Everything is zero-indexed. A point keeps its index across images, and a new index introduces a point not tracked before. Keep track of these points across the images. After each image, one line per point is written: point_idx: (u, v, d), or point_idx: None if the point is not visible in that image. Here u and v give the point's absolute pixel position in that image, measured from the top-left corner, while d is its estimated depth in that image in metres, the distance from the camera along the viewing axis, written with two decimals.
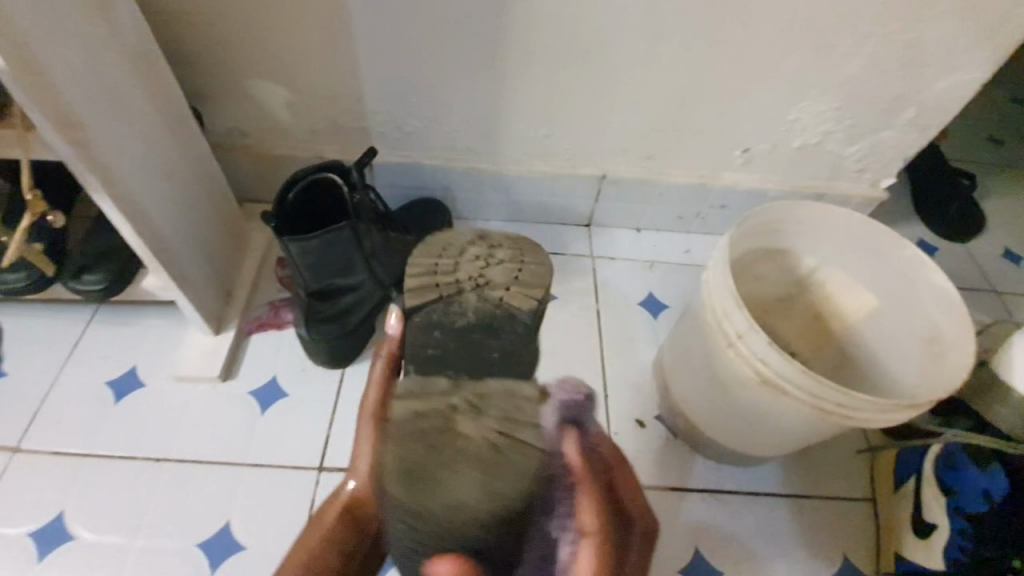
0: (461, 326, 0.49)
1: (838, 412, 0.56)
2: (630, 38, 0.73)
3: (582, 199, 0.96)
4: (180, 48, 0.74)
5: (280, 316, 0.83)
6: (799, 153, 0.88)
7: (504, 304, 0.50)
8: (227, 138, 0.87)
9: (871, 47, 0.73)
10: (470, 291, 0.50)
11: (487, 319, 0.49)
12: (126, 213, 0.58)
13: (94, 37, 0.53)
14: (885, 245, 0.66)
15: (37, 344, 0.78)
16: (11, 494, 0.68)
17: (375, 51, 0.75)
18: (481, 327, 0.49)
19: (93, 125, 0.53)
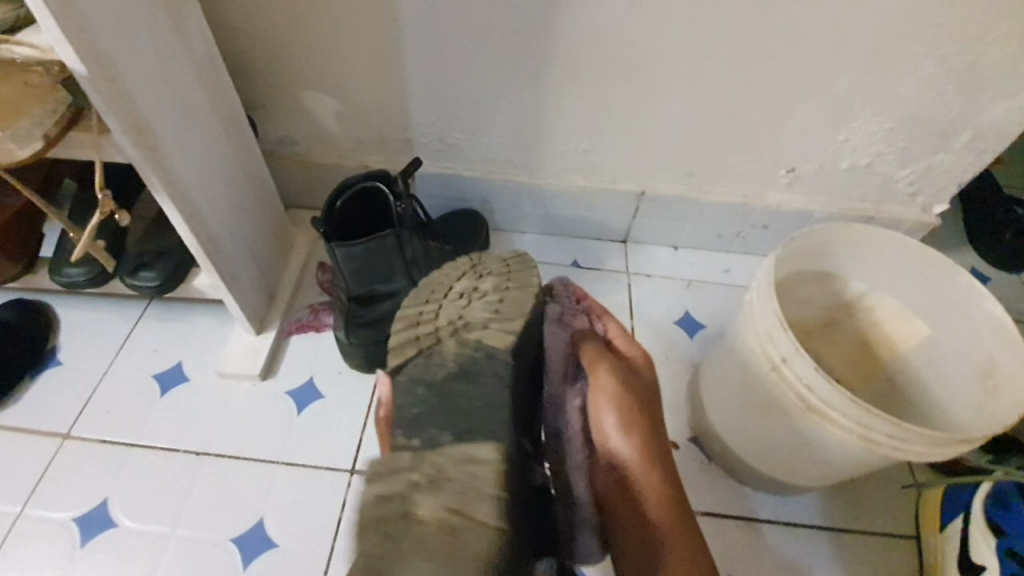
0: (441, 379, 0.46)
1: (886, 443, 0.54)
2: (676, 55, 0.73)
3: (620, 215, 0.95)
4: (241, 59, 0.78)
5: (320, 319, 0.85)
6: (847, 175, 0.86)
7: (482, 344, 0.47)
8: (279, 145, 0.90)
9: (928, 69, 0.72)
10: (449, 333, 0.48)
11: (466, 365, 0.46)
12: (186, 215, 0.61)
13: (164, 47, 0.56)
14: (940, 272, 0.64)
15: (92, 336, 0.82)
16: (59, 480, 0.71)
17: (424, 65, 0.77)
18: (459, 376, 0.46)
19: (160, 131, 0.56)
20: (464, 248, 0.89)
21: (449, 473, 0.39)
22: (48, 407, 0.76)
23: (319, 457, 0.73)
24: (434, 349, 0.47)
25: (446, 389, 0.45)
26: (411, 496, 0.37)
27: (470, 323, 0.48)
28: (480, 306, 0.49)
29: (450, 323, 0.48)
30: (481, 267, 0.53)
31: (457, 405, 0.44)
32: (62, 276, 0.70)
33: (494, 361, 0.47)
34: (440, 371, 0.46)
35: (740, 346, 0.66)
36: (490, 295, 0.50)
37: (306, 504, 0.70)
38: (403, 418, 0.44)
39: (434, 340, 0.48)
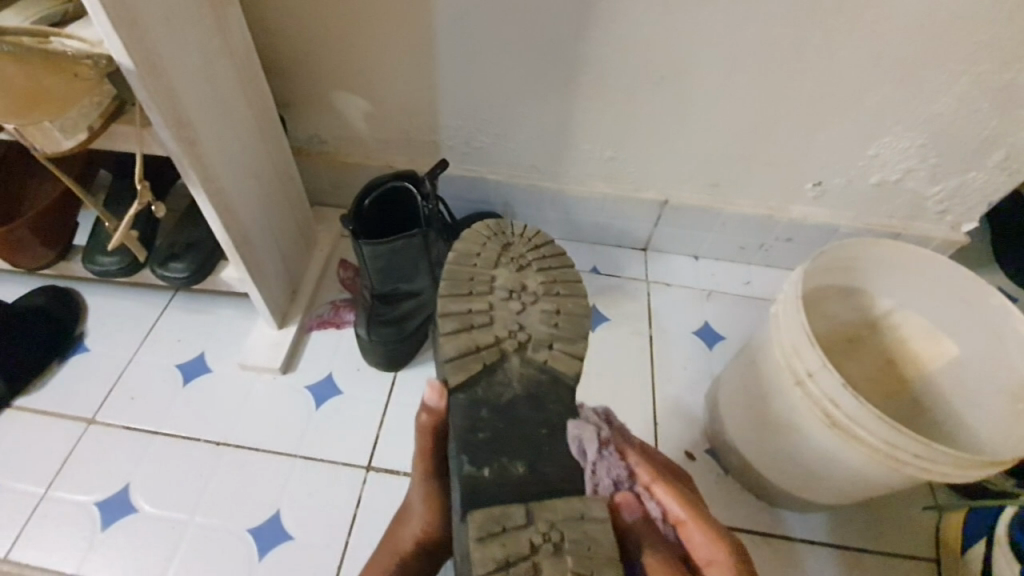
0: (508, 400, 0.48)
1: (913, 464, 0.53)
2: (707, 65, 0.73)
3: (642, 223, 0.95)
4: (275, 58, 0.79)
5: (341, 315, 0.86)
6: (875, 190, 0.85)
7: (550, 367, 0.50)
8: (307, 143, 0.91)
9: (963, 86, 0.71)
10: (512, 347, 0.50)
11: (533, 389, 0.49)
12: (219, 209, 0.62)
13: (206, 47, 0.57)
14: (973, 292, 0.63)
15: (119, 323, 0.84)
16: (83, 463, 0.72)
17: (455, 69, 0.78)
18: (527, 399, 0.48)
19: (198, 127, 0.57)
20: None
21: (567, 534, 0.42)
22: (75, 392, 0.78)
23: (336, 452, 0.74)
24: (498, 364, 0.49)
25: (513, 412, 0.48)
26: (535, 559, 0.41)
27: (532, 339, 0.50)
28: (537, 317, 0.51)
29: (511, 335, 0.50)
30: (513, 252, 0.54)
31: (524, 428, 0.47)
32: (95, 264, 0.72)
33: (560, 386, 0.50)
34: (507, 390, 0.49)
35: (763, 359, 0.66)
36: (542, 301, 0.52)
37: (322, 498, 0.71)
38: (468, 442, 0.46)
39: (496, 354, 0.49)
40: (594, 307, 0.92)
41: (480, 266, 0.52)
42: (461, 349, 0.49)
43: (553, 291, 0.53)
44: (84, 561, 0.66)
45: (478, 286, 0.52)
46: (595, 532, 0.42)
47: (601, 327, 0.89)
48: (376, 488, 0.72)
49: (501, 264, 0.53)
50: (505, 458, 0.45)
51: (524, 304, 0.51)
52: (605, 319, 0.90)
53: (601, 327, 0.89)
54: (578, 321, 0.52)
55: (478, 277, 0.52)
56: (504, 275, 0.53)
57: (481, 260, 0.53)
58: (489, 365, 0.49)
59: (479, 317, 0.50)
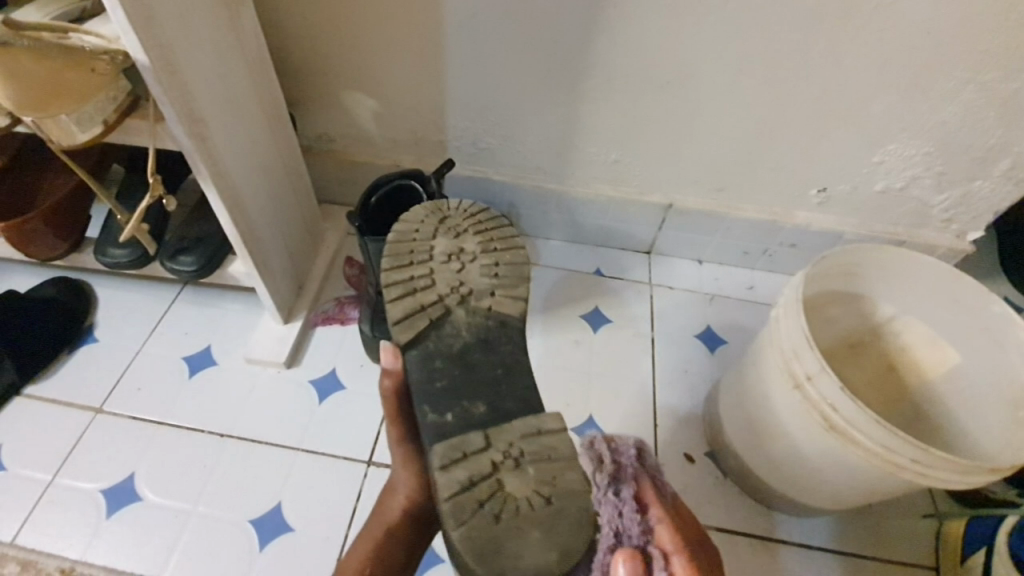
0: (460, 349, 0.50)
1: (912, 469, 0.53)
2: (712, 70, 0.73)
3: (646, 226, 0.96)
4: (286, 56, 0.81)
5: (346, 312, 0.87)
6: (880, 197, 0.85)
7: (495, 312, 0.52)
8: (315, 141, 0.93)
9: (969, 94, 0.71)
10: (456, 301, 0.52)
11: (481, 335, 0.51)
12: (228, 204, 0.63)
13: (219, 44, 0.58)
14: (974, 300, 0.63)
15: (128, 316, 0.85)
16: (90, 451, 0.74)
17: (463, 70, 0.79)
18: (478, 344, 0.51)
19: (210, 122, 0.58)
20: None
21: (525, 449, 0.43)
22: (83, 381, 0.79)
23: (338, 446, 0.75)
24: (446, 319, 0.51)
25: (466, 357, 0.50)
26: (498, 477, 0.42)
27: (474, 292, 0.52)
28: (477, 270, 0.54)
29: (454, 290, 0.52)
30: (451, 223, 0.56)
31: (478, 370, 0.49)
32: (106, 256, 0.73)
33: (507, 328, 0.52)
34: (457, 341, 0.51)
35: (763, 362, 0.66)
36: (480, 258, 0.54)
37: (323, 491, 0.72)
38: (428, 393, 0.48)
39: (442, 310, 0.51)
40: (596, 308, 0.92)
41: (419, 238, 0.54)
42: (407, 309, 0.51)
43: (491, 248, 0.55)
44: (89, 547, 0.67)
45: (419, 253, 0.54)
46: (554, 445, 0.44)
47: (602, 328, 0.90)
48: (376, 483, 0.72)
49: (439, 233, 0.55)
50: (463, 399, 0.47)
51: (464, 262, 0.54)
52: (607, 320, 0.91)
53: (604, 328, 0.90)
54: (517, 267, 0.55)
55: (418, 248, 0.54)
56: (443, 242, 0.55)
57: (420, 232, 0.55)
58: (438, 320, 0.51)
59: (421, 281, 0.52)
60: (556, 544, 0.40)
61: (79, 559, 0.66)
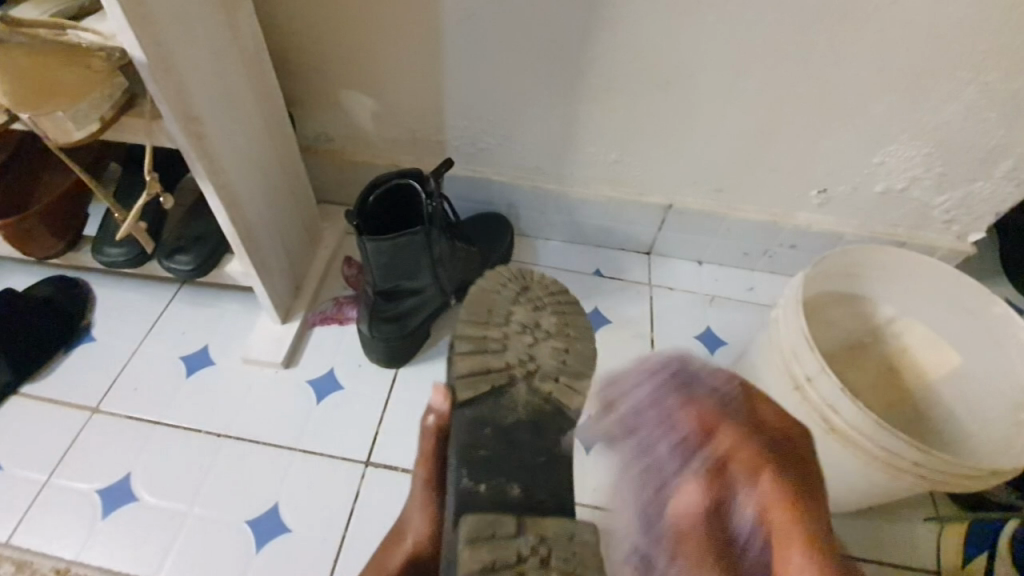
0: (512, 424, 0.48)
1: (912, 471, 0.53)
2: (713, 70, 0.73)
3: (646, 227, 0.95)
4: (285, 55, 0.80)
5: (344, 312, 0.86)
6: (880, 198, 0.85)
7: (554, 399, 0.50)
8: (314, 141, 0.92)
9: (970, 94, 0.71)
10: (521, 376, 0.50)
11: (537, 418, 0.49)
12: (226, 203, 0.63)
13: (217, 43, 0.58)
14: (975, 302, 0.62)
15: (124, 315, 0.85)
16: (86, 451, 0.73)
17: (462, 69, 0.78)
18: (529, 426, 0.48)
19: (207, 121, 0.58)
20: (491, 249, 0.90)
21: (557, 549, 0.39)
22: (80, 380, 0.79)
23: (336, 446, 0.74)
24: (506, 389, 0.49)
25: (515, 436, 0.47)
26: (522, 570, 0.38)
27: (541, 371, 0.50)
28: (548, 349, 0.51)
29: (522, 363, 0.50)
30: (533, 295, 0.54)
31: (525, 455, 0.46)
32: (102, 254, 0.73)
33: (562, 420, 0.50)
34: (510, 416, 0.48)
35: (764, 364, 0.65)
36: (554, 339, 0.52)
37: (320, 492, 0.71)
38: (470, 459, 0.45)
39: (506, 379, 0.49)
40: (596, 309, 0.92)
41: (499, 300, 0.53)
42: (470, 370, 0.49)
43: (567, 332, 0.53)
44: (84, 548, 0.67)
45: (495, 317, 0.52)
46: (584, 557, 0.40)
47: (602, 329, 0.89)
48: (374, 484, 0.72)
49: (520, 302, 0.53)
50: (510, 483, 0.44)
51: (542, 335, 0.52)
52: (606, 321, 0.90)
53: (603, 329, 0.89)
54: (584, 361, 0.51)
55: (496, 311, 0.52)
56: (520, 312, 0.52)
57: (502, 295, 0.53)
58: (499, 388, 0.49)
59: (492, 344, 0.50)
60: None
61: (75, 559, 0.66)
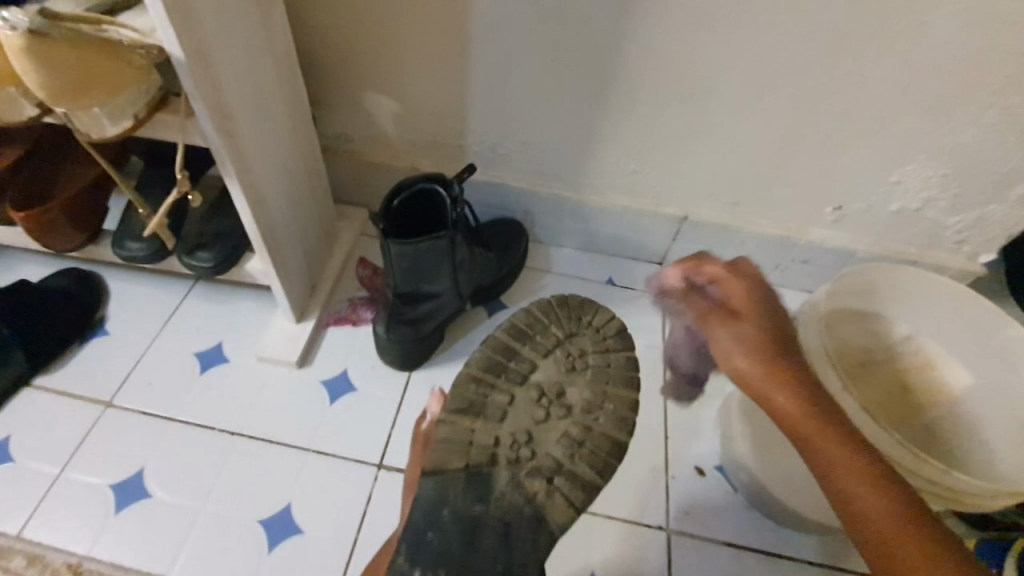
0: (477, 520, 0.49)
1: (929, 490, 0.54)
2: (735, 85, 0.74)
3: (660, 238, 0.96)
4: (310, 56, 0.81)
5: (359, 312, 0.87)
6: (895, 217, 0.86)
7: (537, 502, 0.49)
8: (334, 142, 0.93)
9: (989, 119, 0.72)
10: (508, 459, 0.50)
11: (508, 518, 0.49)
12: (252, 201, 0.63)
13: (252, 42, 0.59)
14: (992, 323, 0.63)
15: (139, 310, 0.85)
16: (100, 446, 0.73)
17: (487, 76, 0.79)
18: (500, 529, 0.49)
19: (239, 119, 0.58)
20: (507, 255, 0.90)
21: None
22: (93, 374, 0.78)
23: (349, 447, 0.75)
24: (482, 469, 0.49)
25: (473, 528, 0.49)
26: None
27: (536, 460, 0.50)
28: (557, 436, 0.51)
29: (512, 441, 0.50)
30: (575, 341, 0.54)
31: (483, 555, 0.49)
32: (123, 250, 0.73)
33: (540, 527, 0.49)
34: (478, 507, 0.49)
35: None
36: (569, 422, 0.51)
37: (333, 492, 0.71)
38: (419, 545, 0.48)
39: (485, 458, 0.50)
40: None
41: (530, 351, 0.54)
42: (455, 437, 0.50)
43: (588, 412, 0.52)
44: (96, 543, 0.67)
45: (505, 377, 0.53)
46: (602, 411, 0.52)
47: None
48: (387, 486, 0.72)
49: (551, 355, 0.54)
50: (456, 567, 0.48)
51: (577, 375, 0.53)
52: None
53: None
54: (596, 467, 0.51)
55: (515, 365, 0.53)
56: (551, 366, 0.53)
57: (533, 348, 0.54)
58: (480, 471, 0.49)
59: (499, 400, 0.52)
60: (619, 418, 0.52)
61: (86, 554, 0.66)
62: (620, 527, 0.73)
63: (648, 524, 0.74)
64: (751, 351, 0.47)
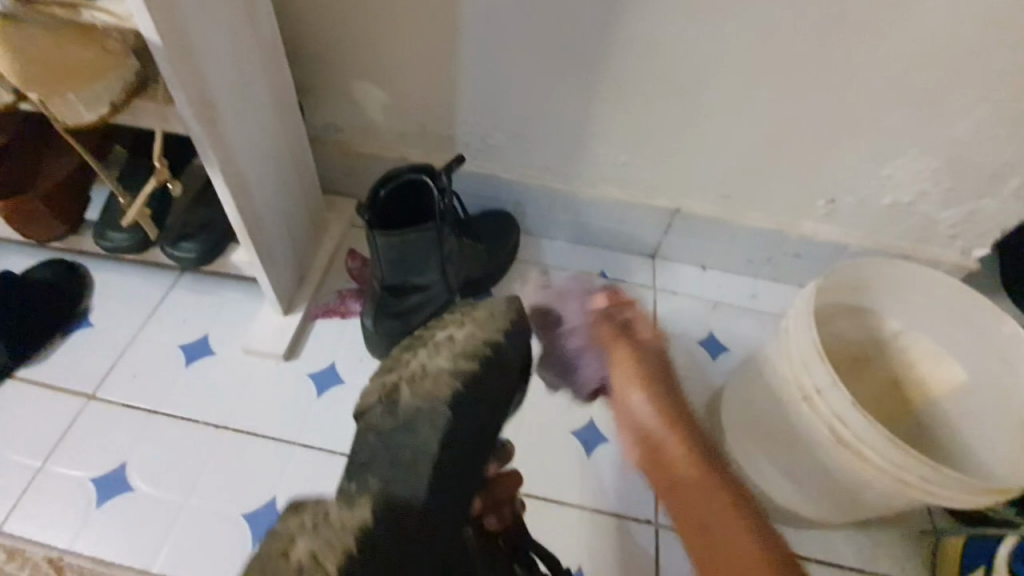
0: (388, 441, 0.33)
1: (918, 487, 0.53)
2: (729, 76, 0.73)
3: (652, 231, 0.95)
4: (296, 43, 0.79)
5: (347, 304, 0.86)
6: (887, 211, 0.85)
7: (433, 393, 0.35)
8: (322, 131, 0.91)
9: (984, 112, 0.71)
10: (405, 379, 0.36)
11: (408, 417, 0.34)
12: (235, 191, 0.62)
13: (235, 29, 0.57)
14: (983, 318, 0.63)
15: (123, 302, 0.83)
16: (82, 439, 0.72)
17: (476, 65, 0.78)
18: (403, 432, 0.33)
19: (221, 107, 0.57)
20: (497, 248, 0.89)
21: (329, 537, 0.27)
22: (75, 367, 0.77)
23: (336, 441, 0.74)
24: (392, 395, 0.35)
25: (393, 453, 0.32)
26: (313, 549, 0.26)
27: (428, 363, 0.36)
28: (440, 344, 0.37)
29: (410, 366, 0.36)
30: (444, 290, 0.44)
31: (392, 466, 0.32)
32: (105, 240, 0.72)
33: (443, 406, 0.34)
34: (383, 425, 0.34)
35: (769, 373, 0.65)
36: (449, 334, 0.38)
37: (320, 486, 0.71)
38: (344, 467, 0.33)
39: (389, 387, 0.36)
40: None
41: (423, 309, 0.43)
42: (384, 375, 0.37)
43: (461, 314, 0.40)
44: (78, 537, 0.66)
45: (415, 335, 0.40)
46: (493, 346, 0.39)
47: None
48: None
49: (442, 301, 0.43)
50: (383, 467, 0.32)
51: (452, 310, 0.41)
52: None
53: None
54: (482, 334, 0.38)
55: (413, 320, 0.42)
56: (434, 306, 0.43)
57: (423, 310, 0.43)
58: (390, 398, 0.35)
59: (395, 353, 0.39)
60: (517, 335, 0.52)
61: (67, 549, 0.65)
62: (609, 522, 0.73)
63: (637, 518, 0.74)
64: (639, 390, 0.41)
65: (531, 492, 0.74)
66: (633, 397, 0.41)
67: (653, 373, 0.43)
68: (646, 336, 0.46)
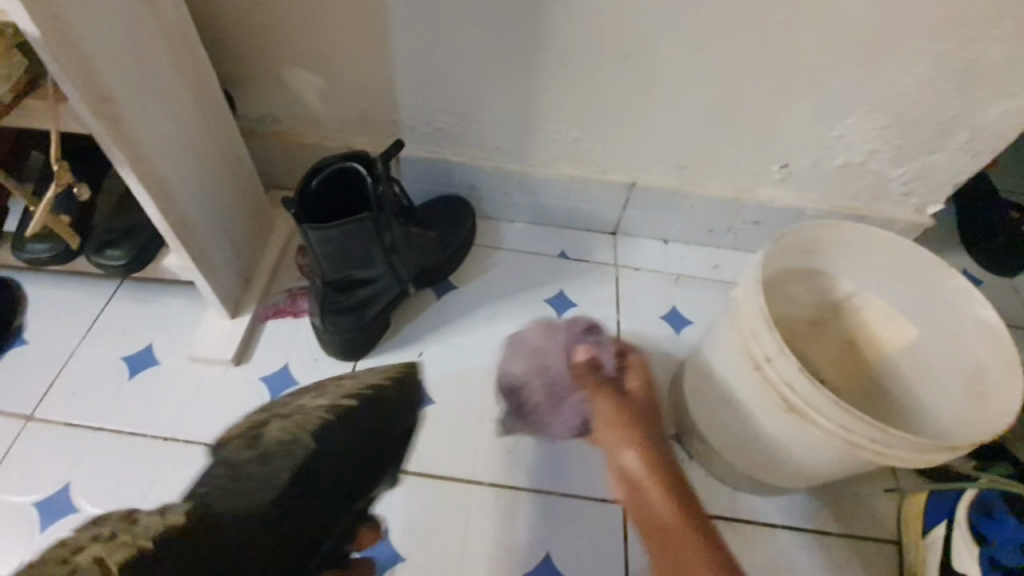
0: (237, 467, 0.45)
1: (869, 448, 0.52)
2: (669, 42, 0.70)
3: (609, 207, 0.93)
4: (216, 30, 0.74)
5: (297, 303, 0.82)
6: (841, 172, 0.84)
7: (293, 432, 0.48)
8: (259, 123, 0.87)
9: (926, 65, 0.70)
10: (274, 421, 0.50)
11: (267, 452, 0.46)
12: (152, 192, 0.59)
13: (132, 18, 0.53)
14: (930, 274, 0.63)
15: (59, 316, 0.79)
16: (21, 462, 0.69)
17: (410, 44, 0.74)
18: (257, 458, 0.46)
19: (125, 102, 0.53)
20: (451, 234, 0.86)
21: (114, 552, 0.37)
22: (9, 387, 0.73)
23: None
24: (261, 429, 0.50)
25: (235, 474, 0.45)
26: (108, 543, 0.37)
27: (303, 415, 0.50)
28: (318, 405, 0.51)
29: (284, 413, 0.51)
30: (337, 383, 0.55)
31: (239, 486, 0.44)
32: (24, 252, 0.68)
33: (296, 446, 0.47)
34: (246, 450, 0.47)
35: (723, 343, 0.64)
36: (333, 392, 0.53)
37: None
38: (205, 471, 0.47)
39: (263, 423, 0.50)
40: (560, 292, 0.90)
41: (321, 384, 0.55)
42: (272, 405, 0.54)
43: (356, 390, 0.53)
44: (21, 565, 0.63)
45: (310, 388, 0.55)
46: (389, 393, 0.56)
47: (567, 312, 0.88)
48: None
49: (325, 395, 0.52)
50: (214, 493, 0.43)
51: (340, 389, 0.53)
52: (570, 303, 0.89)
53: (566, 311, 0.88)
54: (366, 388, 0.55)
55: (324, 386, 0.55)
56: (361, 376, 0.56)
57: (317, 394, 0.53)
58: (256, 427, 0.50)
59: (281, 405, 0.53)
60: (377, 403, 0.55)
61: None
62: (575, 505, 0.72)
63: (604, 498, 0.73)
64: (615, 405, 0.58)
65: (495, 481, 0.73)
66: (626, 454, 0.54)
67: (632, 424, 0.56)
68: (637, 392, 0.60)
